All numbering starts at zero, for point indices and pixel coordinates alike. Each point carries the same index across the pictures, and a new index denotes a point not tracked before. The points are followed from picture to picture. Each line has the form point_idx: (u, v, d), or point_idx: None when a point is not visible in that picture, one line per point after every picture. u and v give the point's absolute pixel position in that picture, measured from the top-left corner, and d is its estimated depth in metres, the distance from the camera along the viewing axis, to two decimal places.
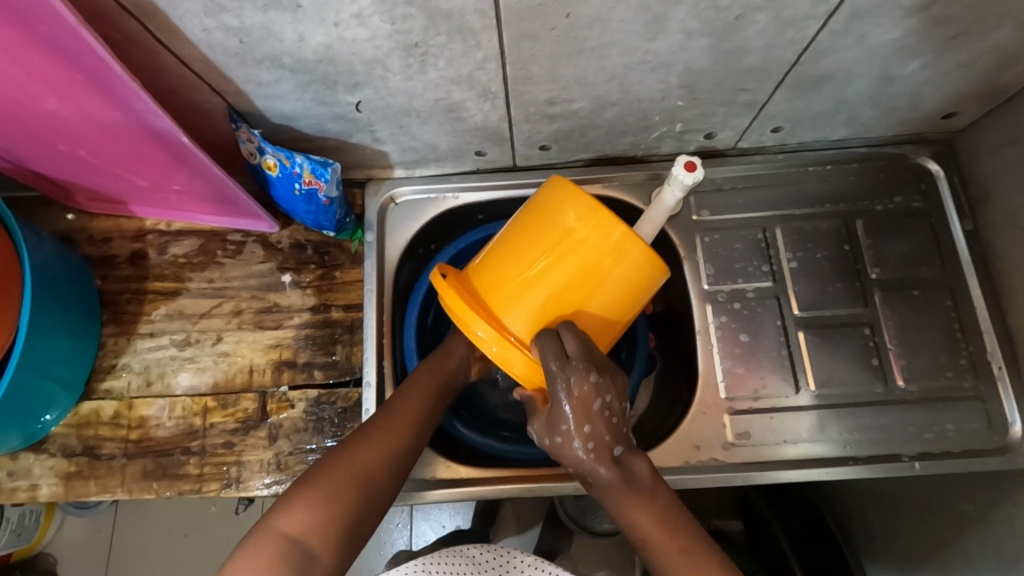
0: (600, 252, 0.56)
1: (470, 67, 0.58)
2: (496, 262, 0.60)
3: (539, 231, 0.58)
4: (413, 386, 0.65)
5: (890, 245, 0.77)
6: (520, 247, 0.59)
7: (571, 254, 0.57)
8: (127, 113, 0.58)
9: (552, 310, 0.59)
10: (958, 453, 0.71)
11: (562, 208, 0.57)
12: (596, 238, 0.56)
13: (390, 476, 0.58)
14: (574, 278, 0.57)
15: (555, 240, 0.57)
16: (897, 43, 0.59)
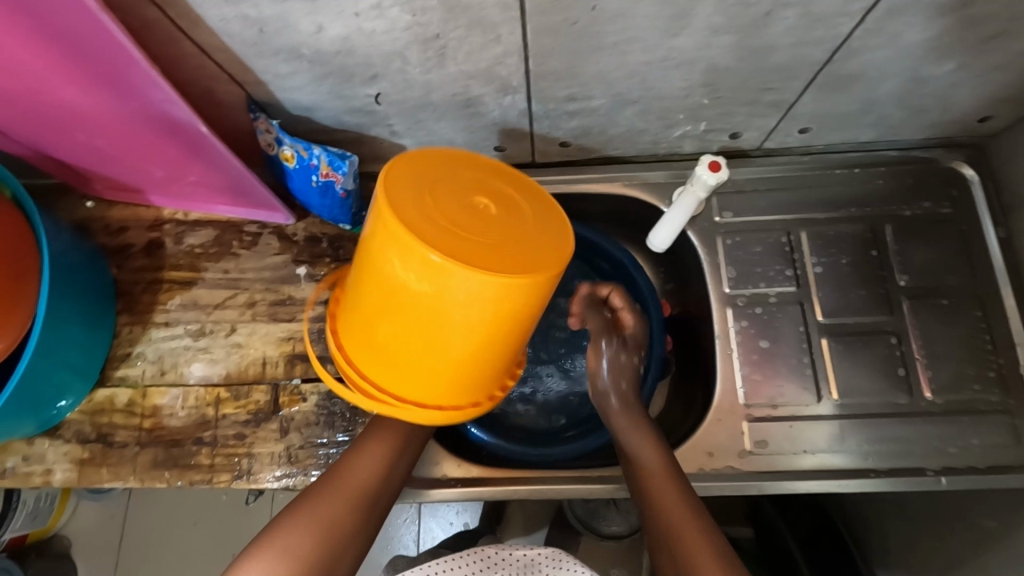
0: (464, 310, 0.48)
1: (490, 61, 0.57)
2: (366, 324, 0.55)
3: (397, 312, 0.51)
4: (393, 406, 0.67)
5: (918, 252, 0.75)
6: (382, 320, 0.53)
7: (445, 318, 0.50)
8: (144, 102, 0.57)
9: (451, 362, 0.55)
10: (984, 469, 0.69)
11: (405, 265, 0.47)
12: (468, 284, 0.46)
13: (370, 499, 0.61)
14: (459, 332, 0.51)
15: (416, 304, 0.49)
16: (932, 42, 0.57)
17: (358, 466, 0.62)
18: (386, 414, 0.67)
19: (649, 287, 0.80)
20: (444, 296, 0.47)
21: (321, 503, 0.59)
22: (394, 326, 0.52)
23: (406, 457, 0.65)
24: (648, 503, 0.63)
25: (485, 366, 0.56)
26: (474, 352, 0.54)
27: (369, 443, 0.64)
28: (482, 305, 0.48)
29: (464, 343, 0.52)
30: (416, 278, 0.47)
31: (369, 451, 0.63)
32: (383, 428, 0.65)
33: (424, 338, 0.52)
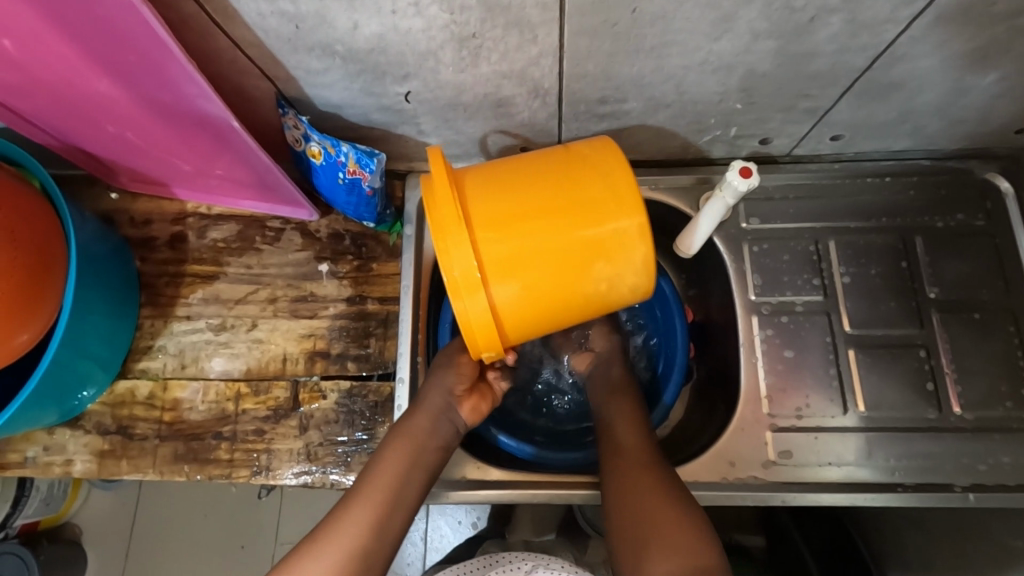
0: (601, 258, 0.58)
1: (525, 61, 0.56)
2: (499, 201, 0.58)
3: (563, 186, 0.58)
4: (389, 454, 0.63)
5: (950, 264, 0.73)
6: (517, 206, 0.57)
7: (575, 254, 0.58)
8: (177, 95, 0.57)
9: (531, 292, 0.58)
10: (1012, 487, 0.67)
11: (595, 201, 0.58)
12: (625, 252, 0.58)
13: (365, 559, 0.58)
14: (567, 268, 0.58)
15: (563, 215, 0.57)
16: (979, 51, 0.55)
17: (347, 526, 0.59)
18: (381, 463, 0.63)
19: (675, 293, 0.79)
20: (605, 236, 0.57)
21: (309, 568, 0.57)
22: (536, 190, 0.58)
23: (403, 509, 0.62)
24: (619, 479, 0.63)
25: (536, 324, 0.61)
26: (553, 303, 0.60)
27: (371, 484, 0.62)
28: (615, 271, 0.59)
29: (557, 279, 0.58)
30: (620, 203, 0.58)
31: (360, 509, 0.60)
32: (378, 480, 0.62)
33: (547, 241, 0.57)
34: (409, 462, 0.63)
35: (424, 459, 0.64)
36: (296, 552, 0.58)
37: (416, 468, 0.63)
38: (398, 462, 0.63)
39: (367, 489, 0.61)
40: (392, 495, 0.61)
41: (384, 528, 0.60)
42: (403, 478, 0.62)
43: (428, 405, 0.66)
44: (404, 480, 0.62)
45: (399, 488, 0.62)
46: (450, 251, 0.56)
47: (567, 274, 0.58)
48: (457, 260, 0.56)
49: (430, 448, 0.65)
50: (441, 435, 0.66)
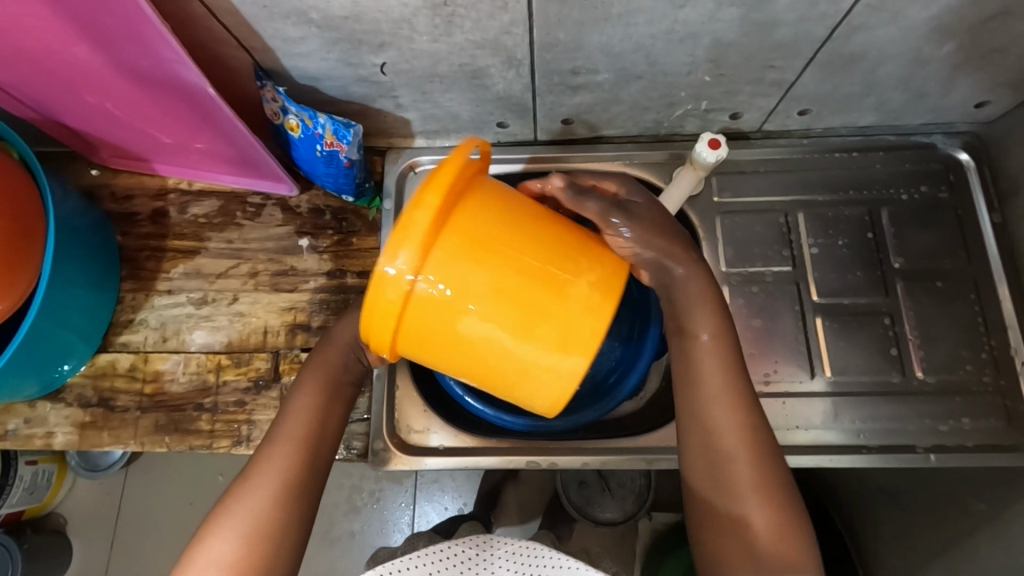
0: (543, 346, 0.52)
1: (497, 30, 0.58)
2: (481, 227, 0.51)
3: (554, 262, 0.53)
4: (304, 388, 0.62)
5: (915, 236, 0.76)
6: (492, 247, 0.51)
7: (519, 332, 0.52)
8: (156, 62, 0.58)
9: (446, 336, 0.52)
10: (971, 447, 0.70)
11: (563, 308, 0.52)
12: (567, 354, 0.53)
13: (297, 492, 0.56)
14: (500, 331, 0.52)
15: (535, 280, 0.52)
16: (935, 21, 0.58)
17: (271, 463, 0.56)
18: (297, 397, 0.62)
19: None
20: (553, 338, 0.52)
21: (242, 511, 0.53)
22: (529, 249, 0.52)
23: (327, 441, 0.60)
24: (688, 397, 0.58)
25: (428, 356, 0.55)
26: (464, 358, 0.54)
27: (295, 413, 0.60)
28: (538, 374, 0.54)
29: (481, 338, 0.52)
30: (595, 312, 0.53)
31: (283, 444, 0.58)
32: (294, 415, 0.60)
33: (502, 290, 0.51)
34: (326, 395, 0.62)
35: (341, 394, 0.64)
36: (227, 497, 0.55)
37: (335, 400, 0.63)
38: (317, 392, 0.62)
39: (294, 417, 0.60)
40: (314, 426, 0.60)
41: (312, 461, 0.58)
42: (325, 408, 0.62)
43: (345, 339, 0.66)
44: (324, 413, 0.61)
45: (323, 408, 0.62)
46: (408, 248, 0.48)
47: (486, 343, 0.52)
48: (403, 257, 0.48)
49: (346, 384, 0.65)
50: (352, 373, 0.65)
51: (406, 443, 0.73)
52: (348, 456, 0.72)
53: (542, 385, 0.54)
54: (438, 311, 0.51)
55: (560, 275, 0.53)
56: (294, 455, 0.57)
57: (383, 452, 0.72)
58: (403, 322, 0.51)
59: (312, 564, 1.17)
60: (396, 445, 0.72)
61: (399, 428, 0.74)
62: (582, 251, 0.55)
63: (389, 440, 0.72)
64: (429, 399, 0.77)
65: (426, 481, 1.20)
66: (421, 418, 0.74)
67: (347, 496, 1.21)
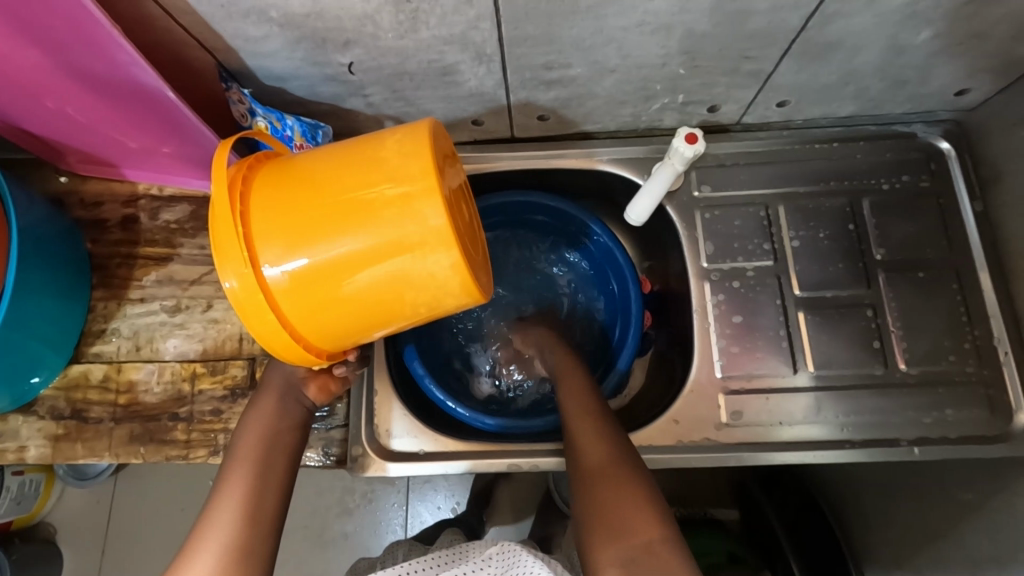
0: (410, 258, 0.49)
1: (463, 25, 0.56)
2: (276, 207, 0.50)
3: (332, 177, 0.50)
4: (245, 436, 0.61)
5: (896, 226, 0.75)
6: (287, 199, 0.50)
7: (389, 263, 0.49)
8: (112, 66, 0.56)
9: (326, 292, 0.50)
10: (955, 439, 0.70)
11: (399, 209, 0.48)
12: (418, 216, 0.48)
13: (248, 552, 0.54)
14: (371, 271, 0.49)
15: (355, 213, 0.48)
16: (910, 7, 0.56)
17: (215, 528, 0.55)
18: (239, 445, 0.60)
19: (623, 254, 0.79)
20: (412, 247, 0.48)
21: None
22: (324, 195, 0.49)
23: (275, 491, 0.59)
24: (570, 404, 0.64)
25: (347, 335, 0.53)
26: (355, 300, 0.50)
27: (234, 470, 0.58)
28: (432, 283, 0.50)
29: (368, 291, 0.50)
30: (420, 197, 0.48)
31: (225, 510, 0.56)
32: (239, 466, 0.59)
33: (341, 237, 0.48)
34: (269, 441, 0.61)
35: (282, 440, 0.62)
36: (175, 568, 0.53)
37: (276, 449, 0.61)
38: (254, 445, 0.60)
39: (235, 475, 0.58)
40: (261, 474, 0.59)
41: (257, 514, 0.56)
42: (270, 452, 0.60)
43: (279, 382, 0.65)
44: (267, 461, 0.60)
45: (266, 457, 0.60)
46: (228, 253, 0.48)
47: (374, 285, 0.50)
48: (232, 265, 0.48)
49: (286, 427, 0.63)
50: (290, 417, 0.63)
51: (387, 448, 0.72)
52: (325, 462, 0.71)
53: (449, 291, 0.51)
54: (309, 292, 0.50)
55: (299, 229, 0.49)
56: (240, 517, 0.55)
57: (361, 457, 0.71)
58: (291, 322, 0.51)
59: (304, 567, 1.16)
60: (376, 452, 0.72)
61: (379, 433, 0.73)
62: (364, 166, 0.50)
63: (370, 446, 0.71)
64: (411, 405, 0.76)
65: (418, 481, 1.19)
66: (403, 423, 0.74)
67: (338, 497, 1.20)
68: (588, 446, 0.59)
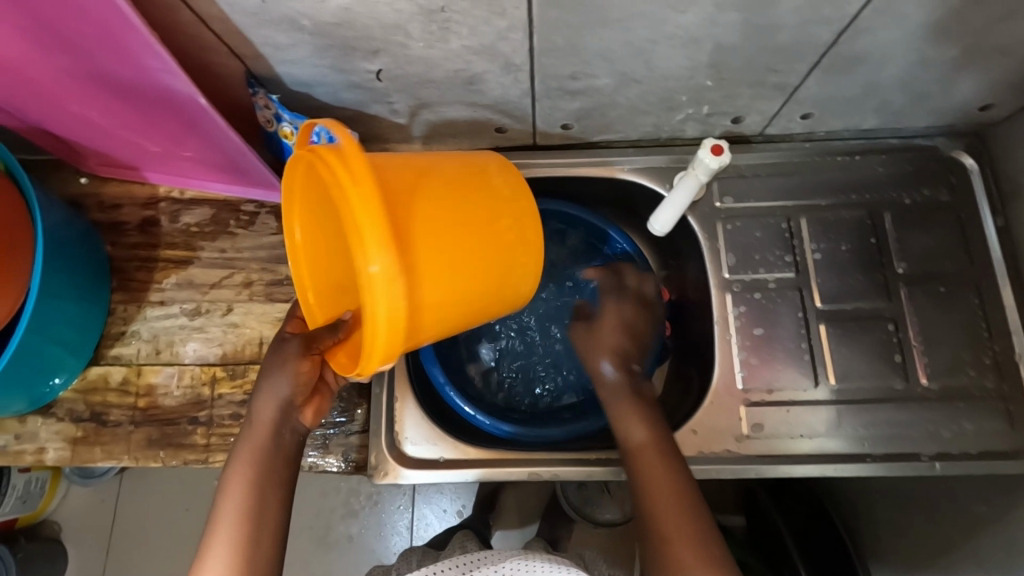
0: (510, 250, 0.57)
1: (494, 35, 0.56)
2: (400, 192, 0.50)
3: (439, 175, 0.55)
4: (234, 475, 0.58)
5: (918, 239, 0.75)
6: (409, 186, 0.52)
7: (497, 253, 0.56)
8: (142, 72, 0.56)
9: (446, 275, 0.52)
10: (974, 454, 0.70)
11: (502, 208, 0.57)
12: (518, 215, 0.58)
13: None
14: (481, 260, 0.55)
15: (472, 206, 0.55)
16: (941, 24, 0.56)
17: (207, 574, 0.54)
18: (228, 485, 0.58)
19: (641, 263, 0.80)
20: (514, 241, 0.58)
21: None
22: (440, 187, 0.53)
23: (267, 533, 0.57)
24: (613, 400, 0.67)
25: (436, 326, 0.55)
26: (460, 288, 0.54)
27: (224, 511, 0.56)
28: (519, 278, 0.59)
29: (476, 278, 0.55)
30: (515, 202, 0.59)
31: (216, 555, 0.55)
32: (228, 513, 0.56)
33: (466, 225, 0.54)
34: (260, 482, 0.58)
35: (274, 478, 0.58)
36: None
37: (268, 487, 0.58)
38: (242, 487, 0.57)
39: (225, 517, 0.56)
40: (252, 526, 0.56)
41: (248, 560, 0.55)
42: (259, 499, 0.57)
43: (273, 404, 0.60)
44: (257, 505, 0.57)
45: (256, 499, 0.57)
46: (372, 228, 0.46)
47: (482, 272, 0.55)
48: (379, 243, 0.46)
49: (279, 464, 0.59)
50: (282, 453, 0.59)
51: (406, 455, 0.72)
52: (344, 468, 0.72)
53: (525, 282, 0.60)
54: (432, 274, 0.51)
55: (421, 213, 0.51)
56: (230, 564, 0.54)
57: (380, 464, 0.71)
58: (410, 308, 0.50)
59: (311, 569, 1.16)
60: (396, 458, 0.71)
61: (398, 440, 0.73)
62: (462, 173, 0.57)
63: (390, 453, 0.71)
64: (430, 411, 0.76)
65: (425, 484, 1.19)
66: (423, 431, 0.73)
67: (345, 500, 1.19)
68: (630, 429, 0.64)
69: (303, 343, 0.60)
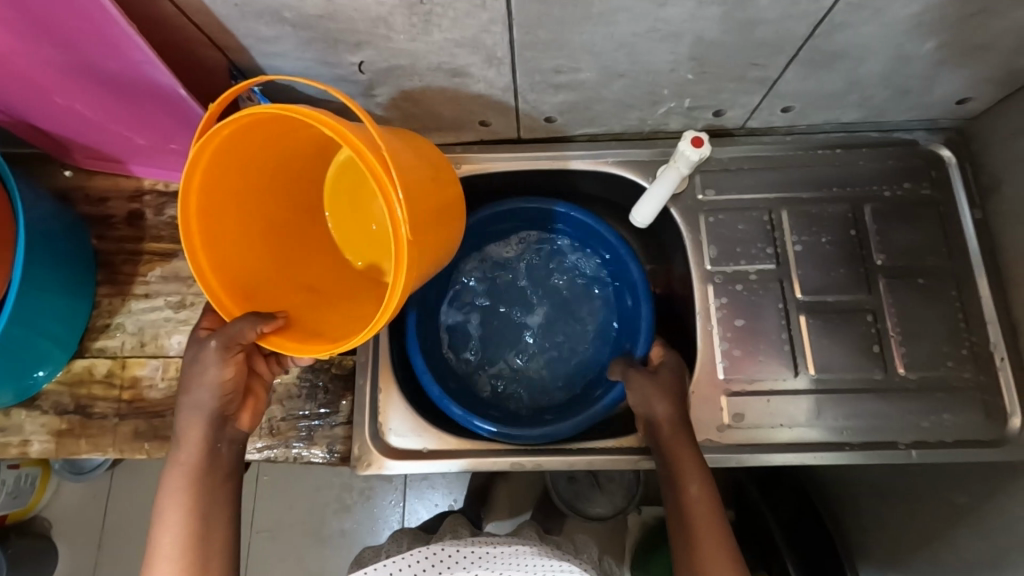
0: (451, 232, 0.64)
1: (475, 28, 0.56)
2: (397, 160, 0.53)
3: (409, 148, 0.58)
4: (167, 498, 0.57)
5: (897, 232, 0.76)
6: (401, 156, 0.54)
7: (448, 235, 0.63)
8: (125, 64, 0.56)
9: (423, 251, 0.57)
10: (951, 443, 0.71)
11: (448, 188, 0.62)
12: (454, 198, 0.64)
13: None
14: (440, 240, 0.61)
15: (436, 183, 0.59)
16: (917, 18, 0.57)
17: None
18: (167, 504, 0.57)
19: (636, 262, 0.78)
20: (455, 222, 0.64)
21: None
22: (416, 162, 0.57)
23: (216, 547, 0.57)
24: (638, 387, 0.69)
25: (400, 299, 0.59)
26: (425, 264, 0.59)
27: (166, 531, 0.56)
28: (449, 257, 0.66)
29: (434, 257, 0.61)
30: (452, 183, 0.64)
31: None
32: (170, 539, 0.56)
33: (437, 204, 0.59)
34: (200, 499, 0.57)
35: (217, 491, 0.58)
36: None
37: (213, 502, 0.58)
38: (182, 504, 0.57)
39: (167, 537, 0.56)
40: (196, 550, 0.56)
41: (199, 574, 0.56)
42: (201, 517, 0.57)
43: (203, 417, 0.58)
44: (203, 522, 0.57)
45: (201, 514, 0.57)
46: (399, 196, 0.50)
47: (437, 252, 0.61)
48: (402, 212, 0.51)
49: (220, 477, 0.59)
50: (223, 465, 0.59)
51: (391, 446, 0.73)
52: (329, 459, 0.72)
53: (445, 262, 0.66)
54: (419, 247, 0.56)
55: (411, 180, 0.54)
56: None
57: (366, 454, 0.71)
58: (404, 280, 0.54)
59: (301, 563, 1.16)
60: (380, 449, 0.72)
61: (383, 431, 0.73)
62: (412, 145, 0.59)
63: (375, 444, 0.72)
64: (415, 403, 0.77)
65: (415, 479, 1.20)
66: (408, 422, 0.74)
67: (336, 495, 1.20)
68: (659, 414, 0.67)
69: (222, 353, 0.57)
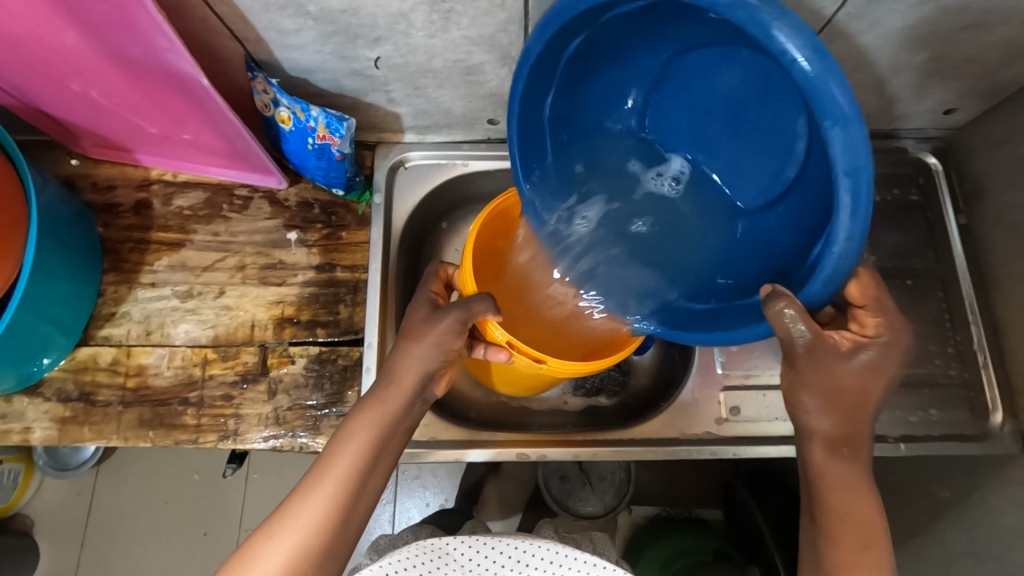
0: None
1: (493, 27, 0.58)
2: None
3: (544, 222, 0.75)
4: (360, 432, 0.56)
5: (886, 234, 0.80)
6: None
7: None
8: (148, 50, 0.57)
9: None
10: (937, 437, 0.74)
11: None
12: None
13: (324, 553, 0.52)
14: None
15: None
16: (910, 31, 0.61)
17: (304, 506, 0.53)
18: (324, 472, 0.54)
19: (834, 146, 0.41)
20: None
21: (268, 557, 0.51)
22: None
23: (367, 493, 0.55)
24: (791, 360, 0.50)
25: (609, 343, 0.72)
26: None
27: (334, 453, 0.55)
28: None
29: None
30: None
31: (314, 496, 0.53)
32: (336, 469, 0.54)
33: None
34: (383, 436, 0.57)
35: (390, 443, 0.57)
36: (254, 537, 0.52)
37: (383, 454, 0.56)
38: (362, 442, 0.55)
39: (333, 458, 0.55)
40: (352, 488, 0.54)
41: (345, 518, 0.53)
42: (355, 493, 0.54)
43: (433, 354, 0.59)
44: (367, 466, 0.55)
45: (374, 452, 0.56)
46: None
47: None
48: None
49: (399, 431, 0.58)
50: (411, 417, 0.59)
51: None
52: None
53: None
54: None
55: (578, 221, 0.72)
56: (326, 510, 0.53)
57: None
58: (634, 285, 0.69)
59: None
60: None
61: None
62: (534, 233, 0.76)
63: None
64: None
65: (407, 478, 1.20)
66: None
67: None
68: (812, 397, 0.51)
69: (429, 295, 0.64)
